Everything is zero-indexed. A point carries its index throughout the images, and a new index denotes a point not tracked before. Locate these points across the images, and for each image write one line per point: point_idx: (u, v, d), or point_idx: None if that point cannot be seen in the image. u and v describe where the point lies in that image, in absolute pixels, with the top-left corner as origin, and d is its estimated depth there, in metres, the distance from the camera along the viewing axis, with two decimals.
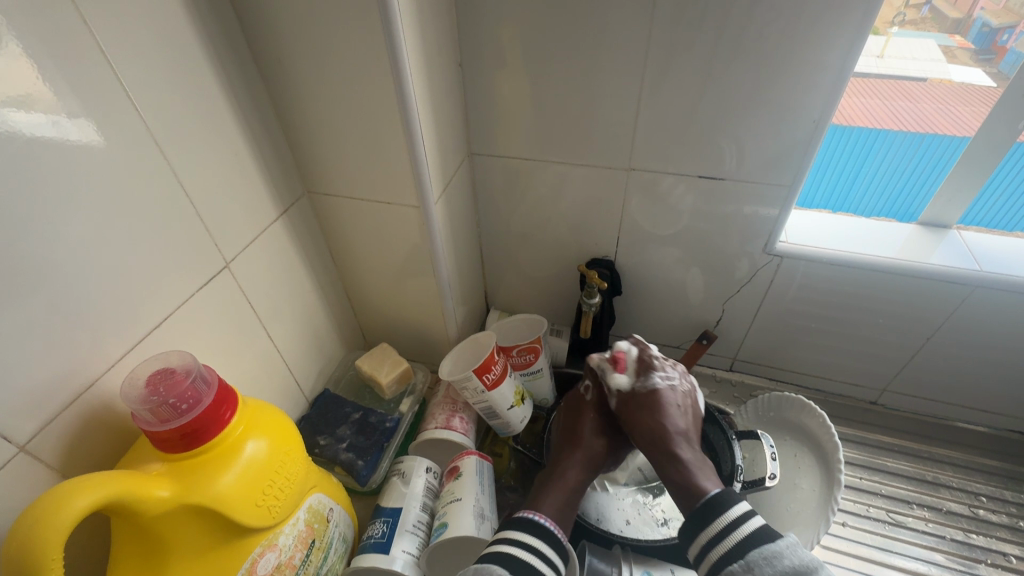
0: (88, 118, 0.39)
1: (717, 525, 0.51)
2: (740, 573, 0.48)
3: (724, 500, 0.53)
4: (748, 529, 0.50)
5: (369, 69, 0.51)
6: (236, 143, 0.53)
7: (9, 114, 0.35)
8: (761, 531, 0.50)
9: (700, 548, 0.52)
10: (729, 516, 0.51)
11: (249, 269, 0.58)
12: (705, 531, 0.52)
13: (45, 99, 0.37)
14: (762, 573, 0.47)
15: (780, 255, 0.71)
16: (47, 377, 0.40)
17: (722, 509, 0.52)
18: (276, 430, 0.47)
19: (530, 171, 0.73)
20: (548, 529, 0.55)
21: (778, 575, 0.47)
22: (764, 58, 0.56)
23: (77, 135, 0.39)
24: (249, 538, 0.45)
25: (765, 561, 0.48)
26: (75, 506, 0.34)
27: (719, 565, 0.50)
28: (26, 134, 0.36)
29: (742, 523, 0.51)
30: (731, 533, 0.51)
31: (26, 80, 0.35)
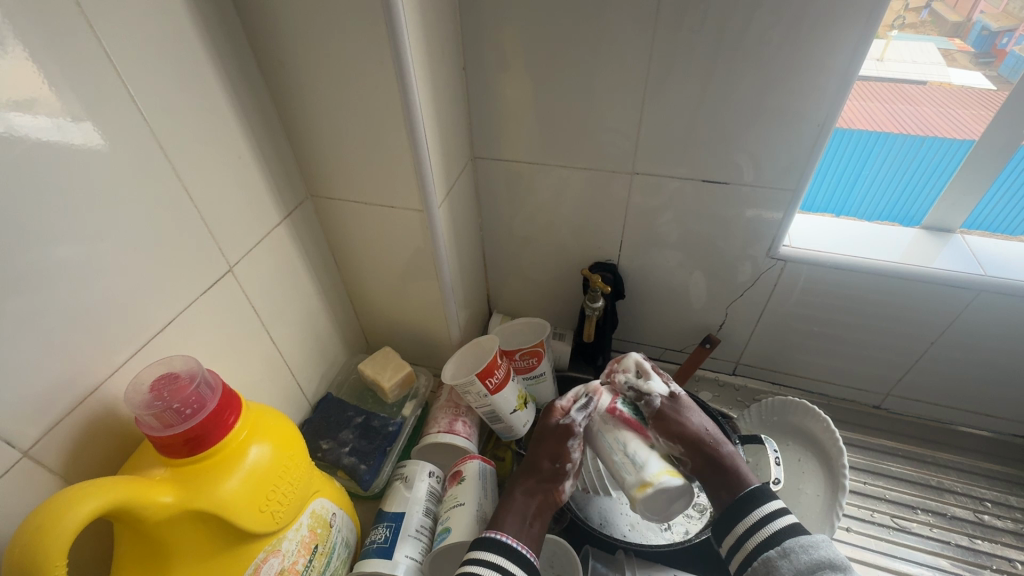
0: (89, 121, 0.39)
1: (753, 518, 0.56)
2: (777, 558, 0.53)
3: (758, 493, 0.57)
4: (781, 523, 0.55)
5: (373, 73, 0.51)
6: (240, 147, 0.53)
7: (16, 118, 0.35)
8: (796, 524, 0.55)
9: (734, 538, 0.57)
10: (764, 508, 0.56)
11: (251, 273, 0.58)
12: (740, 522, 0.57)
13: (51, 102, 0.37)
14: (797, 560, 0.52)
15: (784, 259, 0.71)
16: (51, 382, 0.40)
17: (761, 500, 0.57)
18: (279, 435, 0.47)
19: (532, 175, 0.73)
20: (513, 547, 0.54)
21: (813, 562, 0.51)
22: (767, 62, 0.56)
23: (80, 139, 0.39)
24: (251, 543, 0.45)
25: (800, 549, 0.52)
26: (77, 514, 0.34)
27: (755, 554, 0.54)
28: (32, 136, 0.36)
29: (778, 515, 0.55)
30: (764, 526, 0.55)
31: (32, 81, 0.35)
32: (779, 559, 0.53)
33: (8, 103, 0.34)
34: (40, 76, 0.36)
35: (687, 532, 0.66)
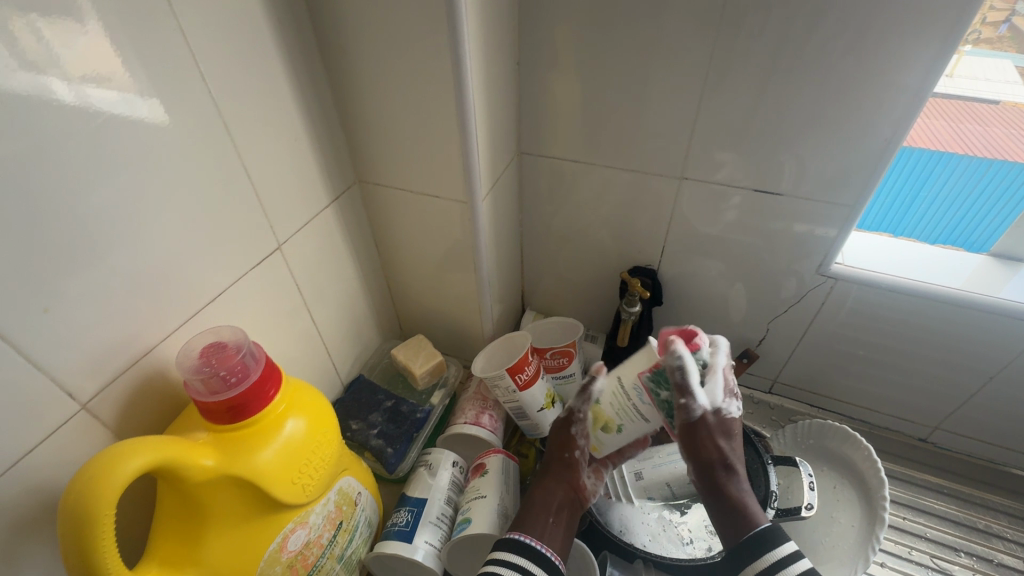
0: (158, 99, 0.41)
1: (766, 560, 0.49)
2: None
3: (775, 536, 0.51)
4: (797, 568, 0.48)
5: (429, 62, 0.52)
6: (296, 128, 0.55)
7: (86, 91, 0.36)
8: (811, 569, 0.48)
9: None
10: (781, 551, 0.49)
11: (298, 251, 0.59)
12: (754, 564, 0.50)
13: (124, 79, 0.38)
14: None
15: (834, 277, 0.68)
16: (110, 341, 0.42)
17: (771, 546, 0.50)
18: (315, 411, 0.48)
19: (577, 173, 0.72)
20: (534, 548, 0.53)
21: None
22: (837, 69, 0.53)
23: (147, 115, 0.41)
24: (282, 514, 0.46)
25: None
26: (126, 467, 0.35)
27: None
28: (104, 109, 0.38)
29: (793, 561, 0.49)
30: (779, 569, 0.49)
31: (108, 58, 0.37)
32: None
33: (84, 77, 0.36)
34: (117, 53, 0.37)
35: (709, 549, 0.65)
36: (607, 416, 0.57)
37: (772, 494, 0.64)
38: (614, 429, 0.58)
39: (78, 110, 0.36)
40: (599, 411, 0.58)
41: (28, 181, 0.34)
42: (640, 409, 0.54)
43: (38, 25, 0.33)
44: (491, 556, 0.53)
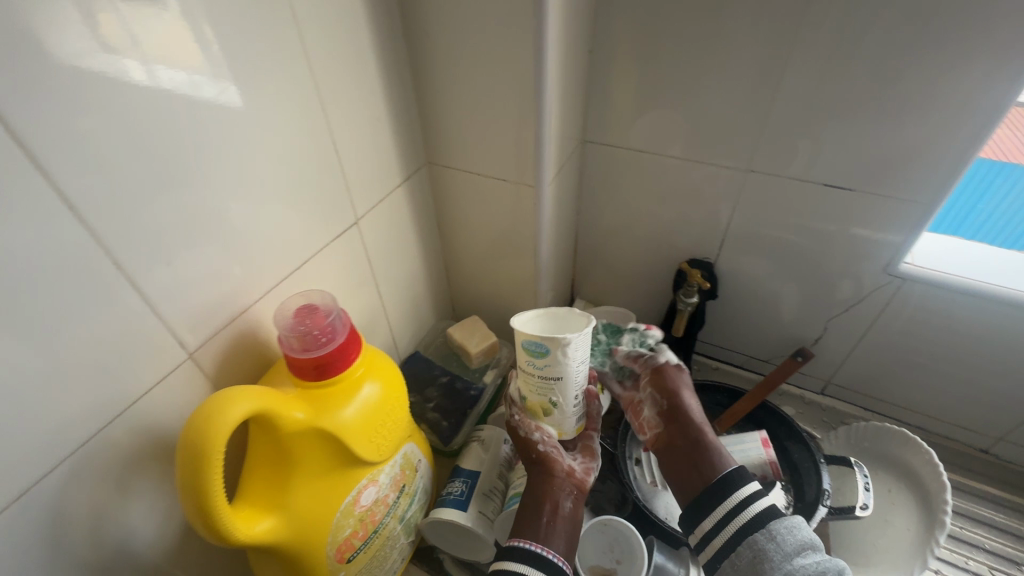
0: (231, 81, 0.41)
1: (733, 501, 0.54)
2: (764, 543, 0.51)
3: (736, 477, 0.56)
4: (759, 506, 0.54)
5: (511, 47, 0.53)
6: (377, 108, 0.57)
7: (158, 70, 0.36)
8: (772, 506, 0.54)
9: (716, 523, 0.54)
10: (743, 492, 0.55)
11: (371, 227, 0.62)
12: (720, 507, 0.55)
13: (195, 61, 0.38)
14: (784, 543, 0.50)
15: (902, 277, 0.66)
16: (213, 299, 0.45)
17: (738, 486, 0.55)
18: (389, 377, 0.51)
19: (640, 163, 0.72)
20: (539, 554, 0.53)
21: (799, 544, 0.50)
22: (927, 63, 0.51)
23: (217, 97, 0.40)
24: (357, 470, 0.49)
25: (785, 531, 0.51)
26: (233, 413, 0.38)
27: (740, 537, 0.52)
28: (175, 91, 0.37)
29: (755, 499, 0.54)
30: (745, 508, 0.54)
31: (183, 41, 0.37)
32: (763, 544, 0.51)
33: (156, 59, 0.35)
34: (194, 35, 0.37)
35: None
36: (539, 400, 0.60)
37: (824, 491, 0.65)
38: (552, 404, 0.60)
39: (150, 91, 0.36)
40: (530, 402, 0.61)
41: (142, 153, 0.36)
42: (542, 374, 0.57)
43: (117, 6, 0.32)
44: (494, 566, 0.54)
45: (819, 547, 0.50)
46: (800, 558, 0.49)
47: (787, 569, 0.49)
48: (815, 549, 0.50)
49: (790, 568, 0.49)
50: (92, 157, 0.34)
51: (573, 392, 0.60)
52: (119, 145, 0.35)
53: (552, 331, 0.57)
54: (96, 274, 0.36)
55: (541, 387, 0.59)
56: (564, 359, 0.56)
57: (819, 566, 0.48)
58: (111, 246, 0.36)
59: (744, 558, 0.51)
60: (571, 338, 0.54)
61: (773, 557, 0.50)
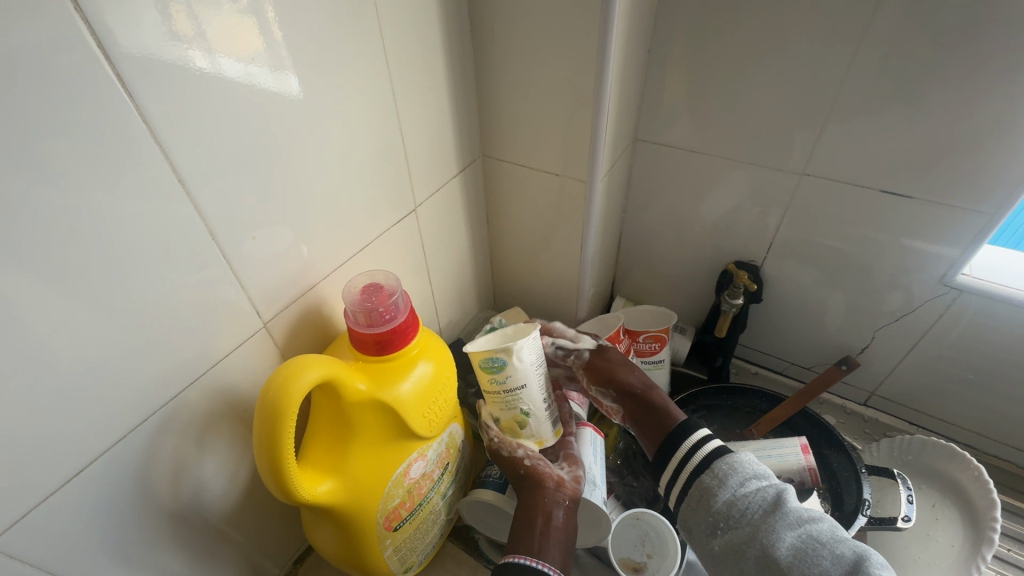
0: (291, 70, 0.41)
1: (682, 450, 0.52)
2: (708, 482, 0.48)
3: (688, 425, 0.54)
4: (707, 448, 0.50)
5: (575, 45, 0.54)
6: (441, 101, 0.59)
7: (220, 60, 0.36)
8: (721, 445, 0.51)
9: (670, 475, 0.52)
10: (693, 437, 0.52)
11: (427, 215, 0.64)
12: (673, 457, 0.52)
13: (256, 52, 0.38)
14: (726, 478, 0.47)
15: (959, 289, 0.65)
16: (287, 274, 0.48)
17: (687, 432, 0.53)
18: (442, 357, 0.54)
19: (690, 163, 0.73)
20: (533, 567, 0.50)
21: (742, 480, 0.47)
22: (1002, 69, 0.50)
23: (275, 87, 0.41)
24: (409, 444, 0.51)
25: (727, 466, 0.48)
26: (306, 376, 0.41)
27: (689, 484, 0.50)
28: (236, 80, 0.38)
29: (704, 442, 0.51)
30: (692, 455, 0.51)
31: (246, 32, 0.37)
32: (709, 486, 0.48)
33: (220, 48, 0.36)
34: (257, 23, 0.38)
35: None
36: (511, 416, 0.60)
37: (865, 501, 0.64)
38: (525, 415, 0.60)
39: (212, 78, 0.36)
40: (506, 420, 0.61)
41: (231, 137, 0.39)
42: (506, 386, 0.57)
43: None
44: None
45: (764, 475, 0.47)
46: (743, 488, 0.46)
47: (731, 502, 0.46)
48: (760, 477, 0.47)
49: (734, 502, 0.46)
50: (187, 139, 0.36)
51: (539, 398, 0.59)
52: (214, 129, 0.38)
53: (499, 341, 0.58)
54: (193, 245, 0.39)
55: (508, 402, 0.58)
56: (519, 365, 0.56)
57: (763, 494, 0.45)
58: (207, 219, 0.39)
59: (694, 503, 0.49)
60: (521, 342, 0.56)
61: (718, 493, 0.47)
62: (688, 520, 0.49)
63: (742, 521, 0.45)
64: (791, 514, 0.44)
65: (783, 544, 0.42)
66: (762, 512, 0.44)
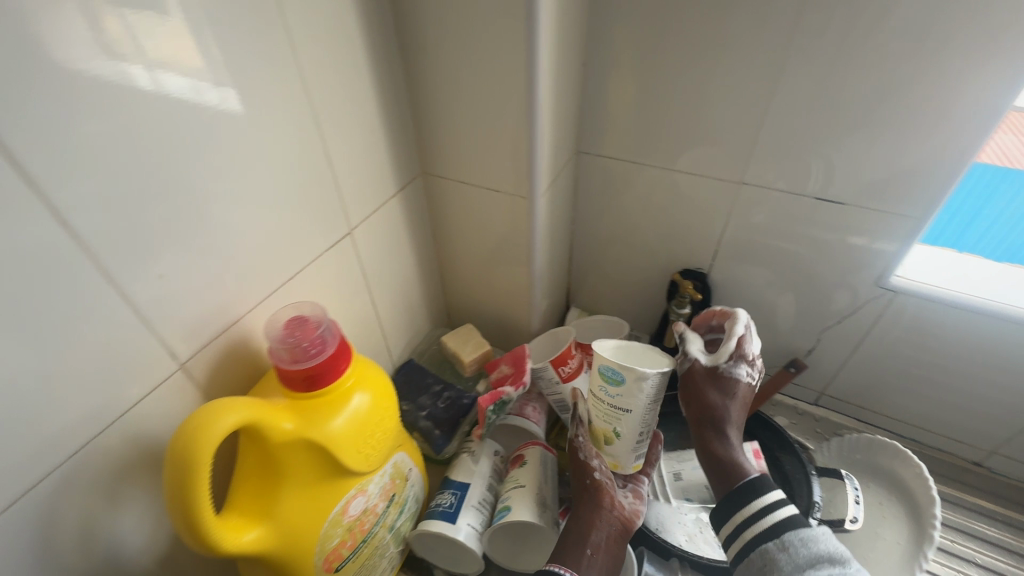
0: (231, 86, 0.42)
1: (752, 506, 0.53)
2: (774, 552, 0.50)
3: (760, 483, 0.54)
4: (779, 515, 0.52)
5: (504, 60, 0.54)
6: (373, 120, 0.58)
7: (161, 75, 0.37)
8: (796, 516, 0.51)
9: (734, 529, 0.54)
10: (766, 498, 0.53)
11: (365, 236, 0.62)
12: (738, 513, 0.54)
13: (195, 67, 0.39)
14: (796, 554, 0.49)
15: (893, 289, 0.66)
16: (205, 309, 0.45)
17: (760, 492, 0.54)
18: (379, 387, 0.51)
19: (633, 174, 0.73)
20: None
21: (811, 557, 0.48)
22: (915, 78, 0.52)
23: (216, 102, 0.41)
24: (346, 481, 0.49)
25: (799, 543, 0.49)
26: (222, 423, 0.39)
27: (751, 545, 0.51)
28: (176, 95, 0.38)
29: (779, 508, 0.52)
30: (762, 516, 0.52)
31: (184, 46, 0.37)
32: (773, 553, 0.50)
33: (159, 63, 0.36)
34: (196, 39, 0.38)
35: None
36: (603, 427, 0.63)
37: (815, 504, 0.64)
38: (615, 433, 0.62)
39: (150, 94, 0.36)
40: (598, 431, 0.64)
41: (130, 168, 0.37)
42: (613, 403, 0.60)
43: (122, 11, 0.33)
44: None
45: (839, 559, 0.47)
46: (812, 568, 0.47)
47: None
48: (834, 561, 0.47)
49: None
50: (79, 171, 0.34)
51: (640, 427, 0.61)
52: (108, 161, 0.35)
53: (624, 358, 0.59)
54: (89, 287, 0.36)
55: (602, 413, 0.62)
56: (635, 390, 0.57)
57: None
58: (103, 258, 0.37)
59: (755, 567, 0.50)
60: (644, 369, 0.56)
61: (782, 566, 0.49)
62: None
63: None
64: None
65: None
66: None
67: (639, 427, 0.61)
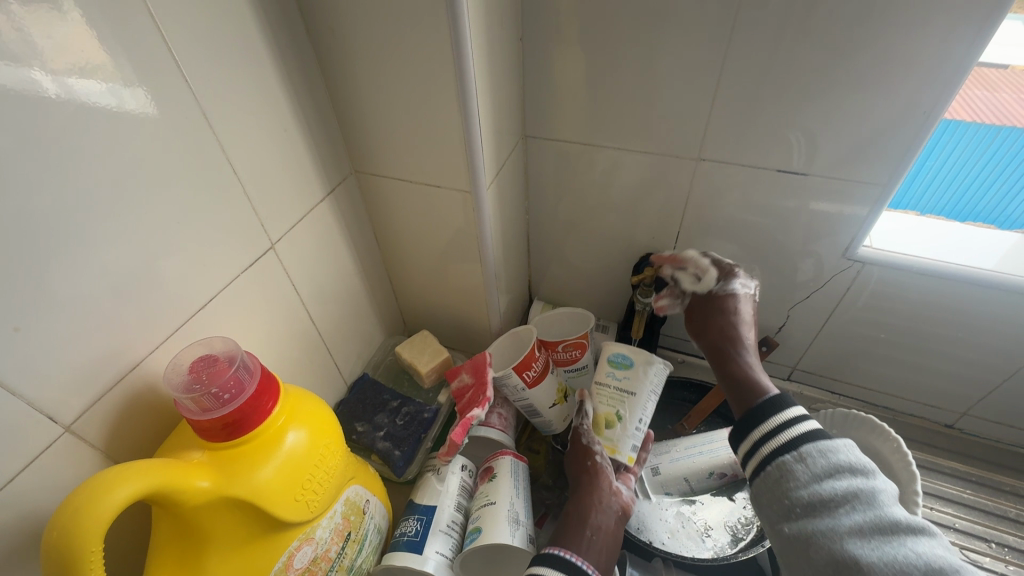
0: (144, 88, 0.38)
1: (769, 424, 0.46)
2: (792, 464, 0.43)
3: (779, 400, 0.47)
4: (798, 430, 0.44)
5: (426, 41, 0.47)
6: (285, 119, 0.51)
7: (71, 83, 0.33)
8: (818, 430, 0.44)
9: (750, 445, 0.47)
10: (786, 413, 0.46)
11: (291, 249, 0.56)
12: (755, 429, 0.47)
13: (108, 70, 0.35)
14: (814, 465, 0.42)
15: (861, 260, 0.64)
16: (91, 359, 0.38)
17: (780, 408, 0.46)
18: (316, 421, 0.46)
19: (585, 157, 0.68)
20: (572, 562, 0.51)
21: (832, 468, 0.41)
22: (874, 36, 0.48)
23: (132, 106, 0.37)
24: (286, 532, 0.44)
25: (819, 453, 0.42)
26: (116, 496, 0.32)
27: (768, 461, 0.44)
28: (89, 102, 0.35)
29: (800, 422, 0.45)
30: (781, 433, 0.45)
31: (92, 48, 0.34)
32: (791, 467, 0.43)
33: (66, 68, 0.33)
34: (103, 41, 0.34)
35: (726, 544, 0.64)
36: (605, 412, 0.63)
37: None
38: (617, 420, 0.63)
39: (59, 103, 0.33)
40: (599, 423, 0.64)
41: None
42: (619, 386, 0.64)
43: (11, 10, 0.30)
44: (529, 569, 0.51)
45: (862, 471, 0.41)
46: (832, 481, 0.41)
47: (812, 492, 0.41)
48: (856, 472, 0.41)
49: (817, 491, 0.41)
50: None
51: (642, 415, 0.63)
52: None
53: None
54: None
55: (608, 396, 0.64)
56: (642, 376, 0.63)
57: (853, 491, 0.39)
58: None
59: (769, 482, 0.44)
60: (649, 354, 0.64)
61: (799, 478, 0.42)
62: (759, 493, 0.45)
63: (825, 516, 0.40)
64: (883, 515, 0.38)
65: (861, 546, 0.37)
66: (847, 510, 0.39)
67: (641, 414, 0.63)
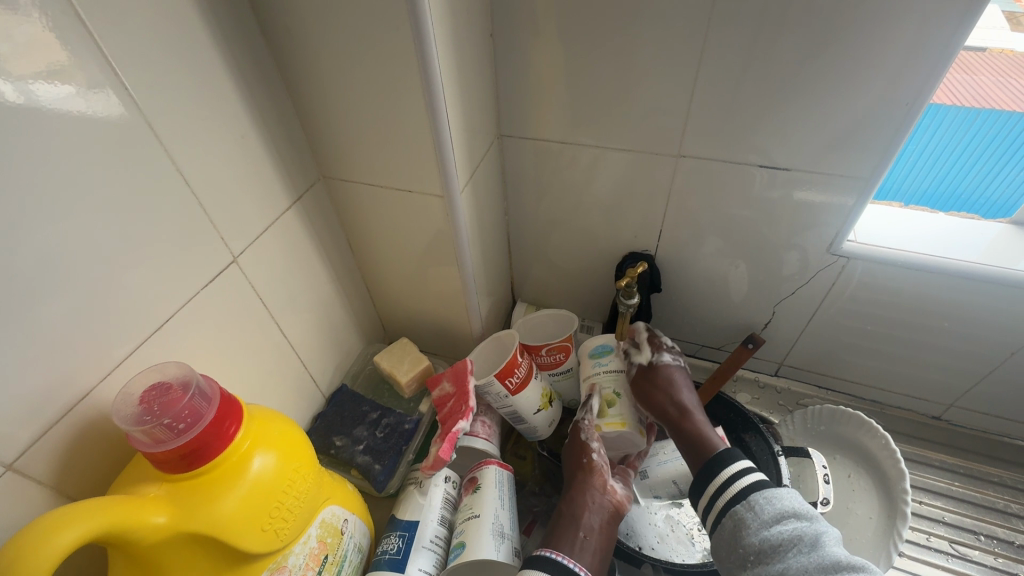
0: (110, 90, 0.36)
1: (720, 477, 0.51)
2: (743, 513, 0.48)
3: (727, 455, 0.53)
4: (745, 481, 0.50)
5: (389, 40, 0.45)
6: (243, 125, 0.48)
7: (36, 89, 0.33)
8: (762, 479, 0.50)
9: (708, 499, 0.52)
10: (732, 466, 0.52)
11: (257, 261, 0.53)
12: (710, 482, 0.52)
13: (74, 74, 0.34)
14: (762, 513, 0.48)
15: (845, 256, 0.63)
16: (34, 392, 0.36)
17: (726, 462, 0.52)
18: (285, 444, 0.43)
19: (563, 155, 0.66)
20: (565, 564, 0.50)
21: (777, 515, 0.47)
22: (854, 25, 0.46)
23: (100, 110, 0.36)
24: (255, 562, 0.42)
25: (766, 502, 0.48)
26: (58, 543, 0.30)
27: (723, 512, 0.50)
28: (55, 109, 0.34)
29: (745, 474, 0.51)
30: (731, 484, 0.50)
31: (54, 50, 0.33)
32: (743, 517, 0.48)
33: (34, 73, 0.32)
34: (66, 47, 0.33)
35: None
36: (604, 394, 0.63)
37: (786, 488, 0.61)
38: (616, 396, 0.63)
39: (27, 110, 0.32)
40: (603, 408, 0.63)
41: None
42: (609, 370, 0.65)
43: None
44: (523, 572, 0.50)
45: (803, 514, 0.47)
46: (778, 526, 0.46)
47: (763, 538, 0.46)
48: (799, 517, 0.47)
49: (767, 538, 0.46)
50: None
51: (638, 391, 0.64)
52: None
53: None
54: None
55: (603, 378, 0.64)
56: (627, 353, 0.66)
57: (798, 534, 0.45)
58: None
59: (727, 534, 0.49)
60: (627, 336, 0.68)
61: (751, 526, 0.48)
62: (718, 544, 0.50)
63: (775, 560, 0.45)
64: (825, 556, 0.43)
65: None
66: (794, 552, 0.44)
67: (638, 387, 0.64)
